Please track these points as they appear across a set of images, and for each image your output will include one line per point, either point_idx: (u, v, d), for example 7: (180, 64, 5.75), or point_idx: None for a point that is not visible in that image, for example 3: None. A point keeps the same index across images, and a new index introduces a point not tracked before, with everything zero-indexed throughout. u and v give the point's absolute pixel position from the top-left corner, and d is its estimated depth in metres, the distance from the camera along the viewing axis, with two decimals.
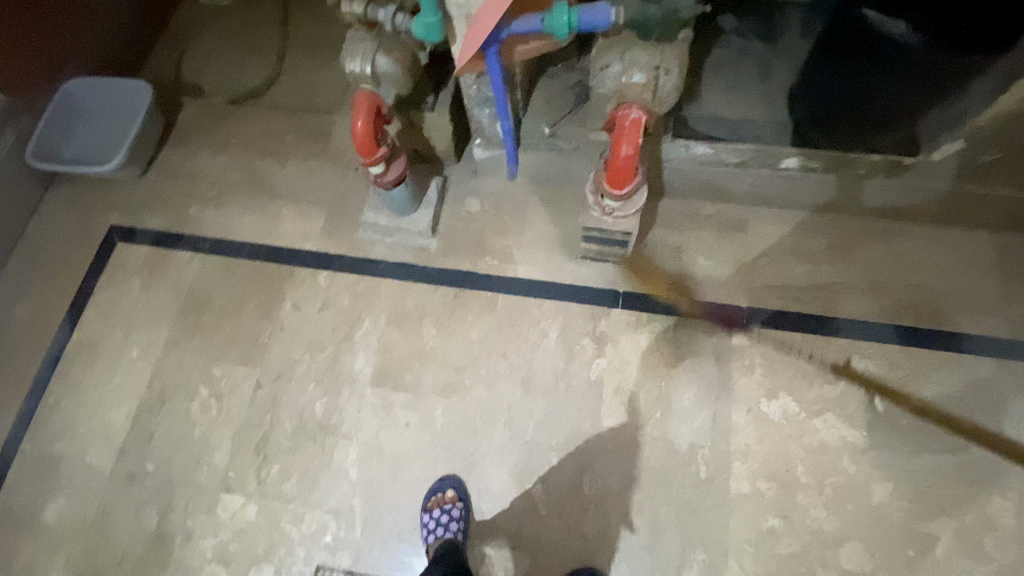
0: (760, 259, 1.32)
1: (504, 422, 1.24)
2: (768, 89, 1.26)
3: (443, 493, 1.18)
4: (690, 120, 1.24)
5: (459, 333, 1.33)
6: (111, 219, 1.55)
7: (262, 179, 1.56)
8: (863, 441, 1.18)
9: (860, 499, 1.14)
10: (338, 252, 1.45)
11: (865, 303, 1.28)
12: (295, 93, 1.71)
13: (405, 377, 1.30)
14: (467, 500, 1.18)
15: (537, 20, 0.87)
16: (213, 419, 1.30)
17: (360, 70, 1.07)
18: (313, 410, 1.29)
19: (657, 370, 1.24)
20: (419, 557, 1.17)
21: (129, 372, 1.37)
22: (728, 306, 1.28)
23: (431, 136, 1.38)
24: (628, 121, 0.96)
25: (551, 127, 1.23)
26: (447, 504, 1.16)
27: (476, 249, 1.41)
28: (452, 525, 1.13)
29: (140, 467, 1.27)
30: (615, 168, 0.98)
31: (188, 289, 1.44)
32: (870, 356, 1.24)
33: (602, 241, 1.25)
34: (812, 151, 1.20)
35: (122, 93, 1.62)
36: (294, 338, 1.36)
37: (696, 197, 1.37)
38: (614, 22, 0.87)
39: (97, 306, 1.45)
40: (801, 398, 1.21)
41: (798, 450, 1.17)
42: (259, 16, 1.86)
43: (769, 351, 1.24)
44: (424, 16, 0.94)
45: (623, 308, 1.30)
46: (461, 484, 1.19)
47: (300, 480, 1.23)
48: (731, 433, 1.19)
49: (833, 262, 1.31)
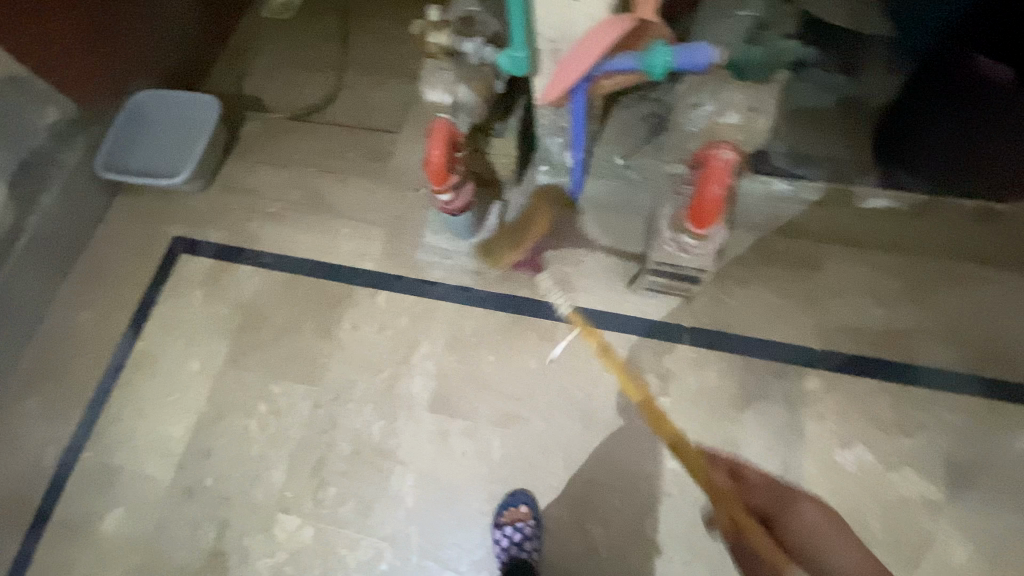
0: (832, 294, 1.27)
1: (564, 457, 1.21)
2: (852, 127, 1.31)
3: (515, 509, 1.17)
4: (772, 156, 1.30)
5: (516, 362, 1.31)
6: (174, 230, 1.58)
7: (321, 198, 1.56)
8: (940, 497, 1.13)
9: (938, 561, 1.09)
10: (396, 273, 1.44)
11: (942, 351, 1.21)
12: (355, 109, 1.72)
13: (462, 406, 1.29)
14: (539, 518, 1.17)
15: (632, 58, 0.85)
16: (271, 437, 1.30)
17: (442, 100, 1.07)
18: (370, 433, 1.28)
19: (724, 412, 1.20)
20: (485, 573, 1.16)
21: (190, 385, 1.38)
22: (798, 347, 1.24)
23: (495, 161, 1.35)
24: (717, 162, 0.91)
25: (624, 158, 1.22)
26: (520, 521, 1.15)
27: (536, 274, 1.38)
28: (527, 544, 1.12)
29: (197, 482, 1.28)
30: (700, 208, 0.94)
31: (248, 304, 1.45)
32: (950, 409, 1.18)
33: (672, 276, 1.20)
34: (898, 194, 1.28)
35: (188, 106, 1.64)
36: (352, 359, 1.36)
37: (767, 231, 1.32)
38: (714, 62, 0.83)
39: (158, 317, 1.47)
40: (876, 448, 1.16)
41: (872, 504, 1.13)
42: (319, 33, 1.89)
43: (843, 398, 1.19)
44: (514, 51, 0.92)
45: (688, 345, 1.26)
46: (534, 500, 1.18)
47: (356, 506, 1.22)
48: (802, 481, 1.14)
49: (909, 305, 1.24)
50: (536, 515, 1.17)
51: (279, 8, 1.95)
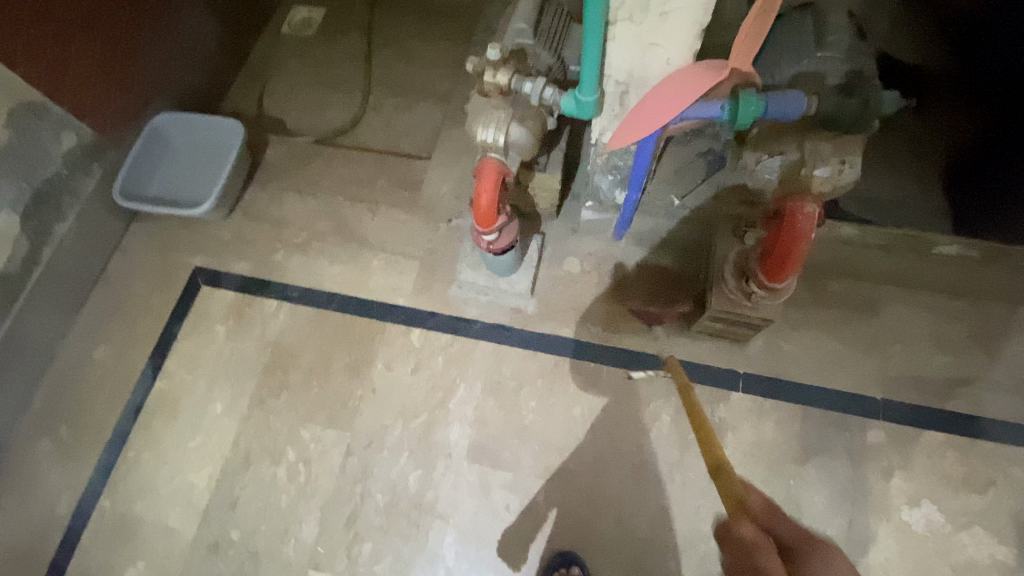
0: (893, 340, 1.21)
1: (615, 513, 1.15)
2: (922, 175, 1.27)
3: (567, 571, 1.10)
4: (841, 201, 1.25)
5: (561, 408, 1.25)
6: (194, 261, 1.51)
7: (350, 228, 1.50)
8: (1015, 561, 1.06)
9: None
10: (431, 310, 1.38)
11: (1010, 403, 1.16)
12: (382, 134, 1.66)
13: (504, 455, 1.22)
14: None
15: (717, 106, 0.79)
16: (301, 487, 1.23)
17: (492, 140, 0.99)
18: (406, 484, 1.21)
19: (784, 467, 1.14)
20: None
21: (214, 429, 1.31)
22: (859, 396, 1.18)
23: (535, 195, 1.31)
24: (801, 217, 0.85)
25: (681, 199, 1.16)
26: None
27: (579, 315, 1.32)
28: None
29: (223, 536, 1.21)
30: (781, 262, 0.88)
31: (274, 341, 1.38)
32: (1020, 464, 1.12)
33: (730, 323, 1.13)
34: (970, 241, 1.22)
35: (211, 130, 1.58)
36: (386, 403, 1.29)
37: (824, 272, 1.26)
38: (804, 111, 0.79)
39: (179, 355, 1.40)
40: (946, 507, 1.10)
41: (943, 568, 1.06)
42: (343, 51, 1.83)
43: (908, 452, 1.14)
44: (581, 94, 0.86)
45: (743, 393, 1.20)
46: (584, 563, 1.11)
47: (392, 564, 1.16)
48: (869, 543, 1.08)
49: (976, 353, 1.19)
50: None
51: (301, 25, 1.88)
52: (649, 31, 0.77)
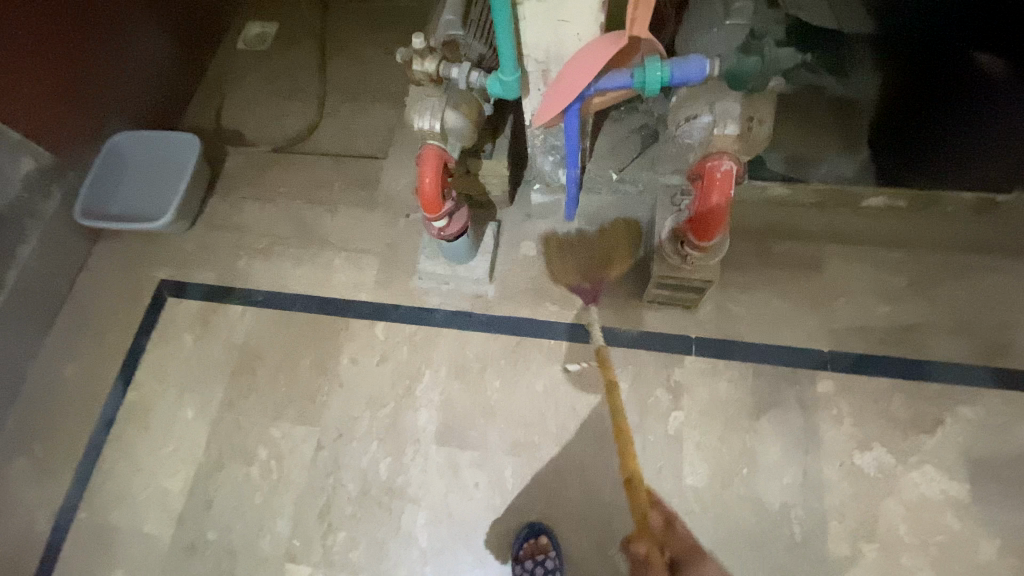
0: (836, 294, 1.26)
1: (581, 481, 1.18)
2: (849, 130, 1.24)
3: (536, 541, 1.13)
4: (767, 162, 1.25)
5: (524, 385, 1.28)
6: (160, 273, 1.53)
7: (311, 230, 1.53)
8: (965, 494, 1.11)
9: (967, 558, 1.07)
10: (393, 302, 1.41)
11: (952, 344, 1.20)
12: (339, 138, 1.70)
13: (471, 435, 1.25)
14: (559, 549, 1.12)
15: (625, 76, 0.84)
16: (274, 483, 1.25)
17: (429, 127, 1.04)
18: (377, 471, 1.24)
19: (739, 423, 1.18)
20: None
21: (186, 435, 1.33)
22: (806, 350, 1.22)
23: (486, 182, 1.35)
24: (718, 173, 0.91)
25: (618, 172, 1.20)
26: (541, 554, 1.11)
27: (538, 296, 1.36)
28: None
29: (200, 537, 1.23)
30: (704, 221, 0.93)
31: (242, 345, 1.41)
32: (964, 402, 1.16)
33: (676, 288, 1.17)
34: (897, 190, 1.22)
35: (168, 145, 1.60)
36: (354, 395, 1.32)
37: (769, 236, 1.30)
38: (708, 74, 0.83)
39: (149, 365, 1.42)
40: (896, 449, 1.13)
41: (898, 507, 1.10)
42: (297, 62, 1.87)
43: (857, 399, 1.18)
44: (502, 74, 0.90)
45: (696, 356, 1.24)
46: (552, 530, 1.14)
47: (368, 549, 1.18)
48: (824, 489, 1.12)
49: (916, 300, 1.24)
50: (556, 545, 1.13)
51: (255, 40, 1.92)
52: (556, 9, 0.82)
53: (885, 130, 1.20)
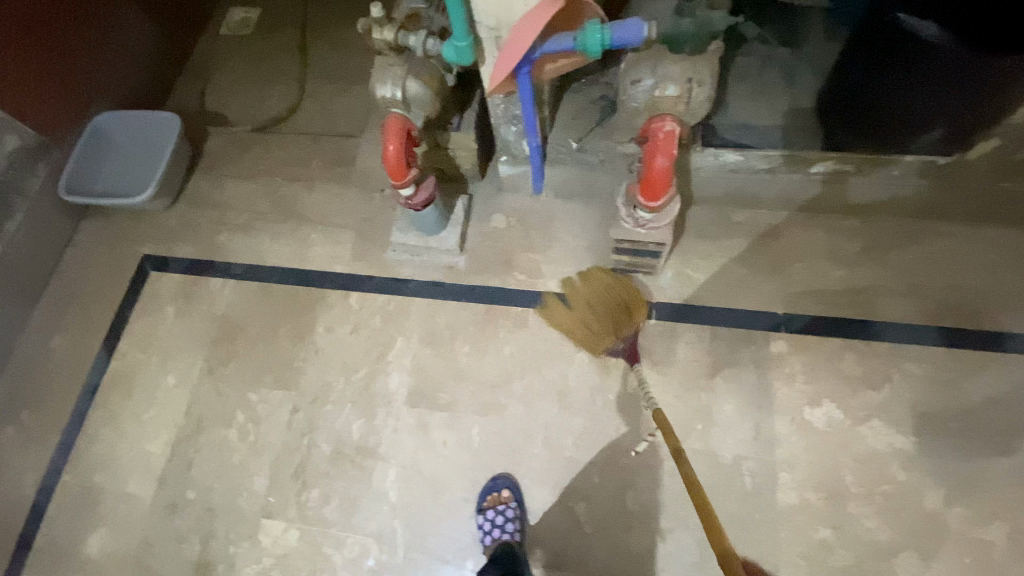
0: (792, 259, 1.30)
1: (544, 439, 1.23)
2: (797, 95, 1.26)
3: (497, 494, 1.18)
4: (718, 128, 1.24)
5: (492, 350, 1.32)
6: (143, 249, 1.58)
7: (289, 205, 1.57)
8: (912, 447, 1.15)
9: (913, 506, 1.11)
10: (368, 273, 1.45)
11: (903, 306, 1.24)
12: (319, 118, 1.74)
13: (440, 397, 1.29)
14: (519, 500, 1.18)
15: (569, 38, 0.89)
16: (251, 445, 1.30)
17: (391, 95, 1.09)
18: (350, 432, 1.28)
19: (696, 382, 1.22)
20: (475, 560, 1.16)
21: (167, 401, 1.38)
22: (762, 313, 1.27)
23: (456, 155, 1.40)
24: (661, 133, 0.95)
25: (578, 141, 1.26)
26: (501, 504, 1.16)
27: (507, 266, 1.40)
28: (509, 526, 1.13)
29: (180, 496, 1.28)
30: (651, 179, 0.97)
31: (222, 316, 1.45)
32: (912, 359, 1.20)
33: (633, 252, 1.22)
34: (841, 155, 1.23)
35: (149, 124, 1.65)
36: (328, 361, 1.36)
37: (729, 204, 1.34)
38: (646, 37, 0.87)
39: (132, 336, 1.47)
40: (844, 404, 1.18)
41: (846, 458, 1.14)
42: (279, 45, 1.91)
43: (809, 358, 1.22)
44: (456, 40, 0.95)
45: (657, 320, 1.29)
46: (514, 483, 1.19)
47: (340, 505, 1.23)
48: (776, 442, 1.17)
49: (869, 265, 1.28)
50: (518, 497, 1.18)
51: (238, 25, 1.96)
52: None
53: (832, 95, 1.17)
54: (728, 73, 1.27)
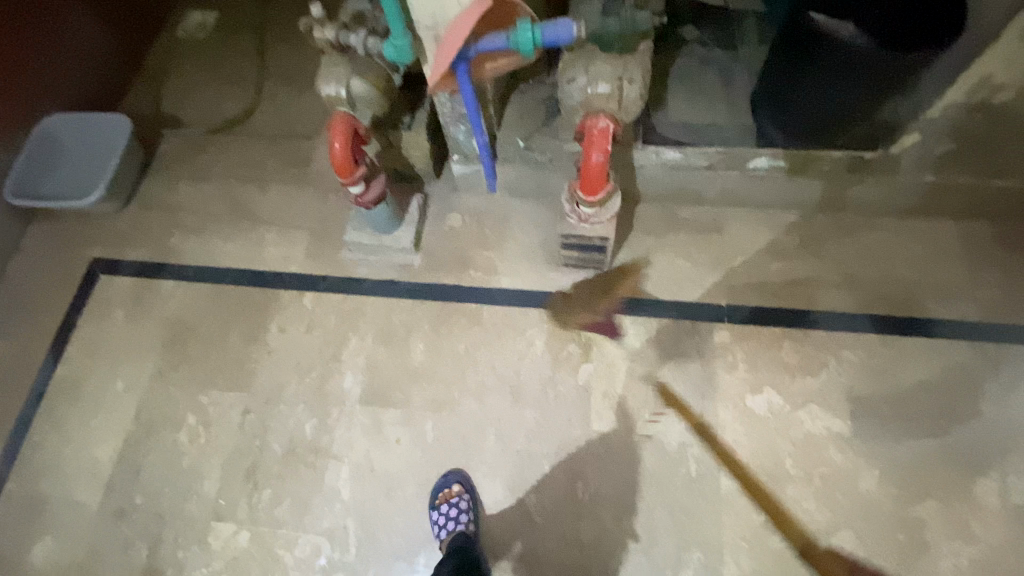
0: (735, 253, 1.35)
1: (496, 432, 1.24)
2: (732, 95, 1.30)
3: (450, 488, 1.18)
4: (658, 126, 1.27)
5: (446, 346, 1.33)
6: (93, 253, 1.55)
7: (243, 207, 1.57)
8: (847, 430, 1.19)
9: (848, 487, 1.15)
10: (322, 273, 1.45)
11: (839, 297, 1.30)
12: (275, 120, 1.74)
13: (393, 395, 1.30)
14: (471, 493, 1.18)
15: (502, 37, 0.92)
16: (202, 448, 1.29)
17: (335, 93, 1.11)
18: (302, 432, 1.28)
19: (643, 373, 1.26)
20: (426, 555, 1.17)
21: (116, 405, 1.36)
22: (707, 305, 1.31)
23: (409, 155, 1.41)
24: (596, 130, 0.98)
25: (525, 140, 1.29)
26: (454, 498, 1.16)
27: (461, 264, 1.41)
28: (462, 517, 1.13)
29: (129, 502, 1.26)
30: (587, 175, 1.01)
31: (173, 318, 1.44)
32: (847, 346, 1.26)
33: (581, 248, 1.25)
34: (780, 151, 1.24)
35: (100, 128, 1.63)
36: (281, 362, 1.35)
37: (673, 202, 1.40)
38: (576, 36, 0.91)
39: (80, 341, 1.44)
40: (783, 391, 1.23)
41: (785, 442, 1.19)
42: (236, 48, 1.89)
43: (750, 347, 1.27)
44: (394, 38, 0.98)
45: (607, 314, 1.32)
46: (466, 478, 1.20)
47: (292, 505, 1.22)
48: (719, 429, 1.20)
49: (806, 258, 1.33)
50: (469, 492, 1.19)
51: (195, 28, 1.94)
52: None
53: (766, 95, 1.22)
54: (666, 75, 1.31)
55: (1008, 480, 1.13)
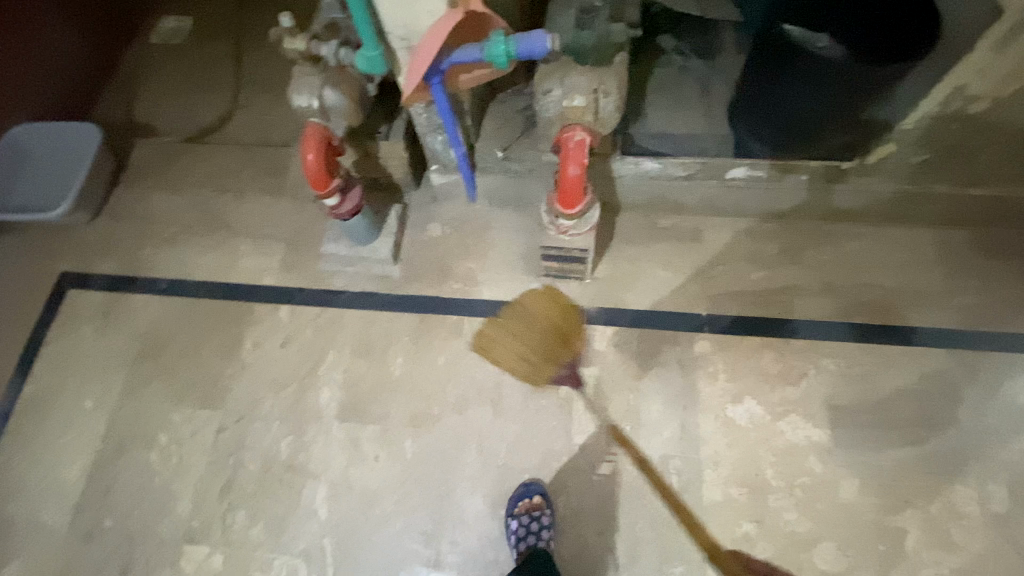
0: (716, 262, 1.34)
1: (477, 447, 1.22)
2: (709, 102, 1.31)
3: (530, 499, 1.15)
4: (636, 137, 1.27)
5: (426, 359, 1.31)
6: (61, 265, 1.50)
7: (217, 217, 1.53)
8: (828, 440, 1.19)
9: (829, 497, 1.15)
10: (298, 285, 1.42)
11: (819, 305, 1.30)
12: (252, 128, 1.70)
13: (372, 410, 1.27)
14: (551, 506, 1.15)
15: (476, 50, 0.90)
16: (175, 467, 1.26)
17: (307, 104, 1.08)
18: (278, 449, 1.25)
19: (625, 384, 1.25)
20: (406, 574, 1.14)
21: (85, 424, 1.32)
22: (688, 315, 1.30)
23: (387, 165, 1.39)
24: (572, 144, 0.97)
25: (504, 150, 1.27)
26: (535, 511, 1.13)
27: (442, 275, 1.39)
28: (543, 534, 1.10)
29: (98, 524, 1.22)
30: (566, 189, 1.01)
31: (145, 333, 1.40)
32: (827, 355, 1.26)
33: (562, 259, 1.24)
34: (754, 160, 1.24)
35: (68, 137, 1.58)
36: (256, 377, 1.32)
37: (655, 210, 1.39)
38: (551, 48, 0.89)
39: (47, 357, 1.39)
40: (764, 400, 1.22)
41: (766, 453, 1.18)
42: (211, 53, 1.85)
43: (731, 357, 1.26)
44: (367, 50, 0.96)
45: (588, 324, 1.31)
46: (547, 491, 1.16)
47: (267, 525, 1.19)
48: (701, 440, 1.20)
49: (786, 266, 1.33)
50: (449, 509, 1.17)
51: (170, 32, 1.89)
52: None
53: (742, 104, 1.22)
54: (645, 84, 1.31)
55: (985, 488, 1.14)
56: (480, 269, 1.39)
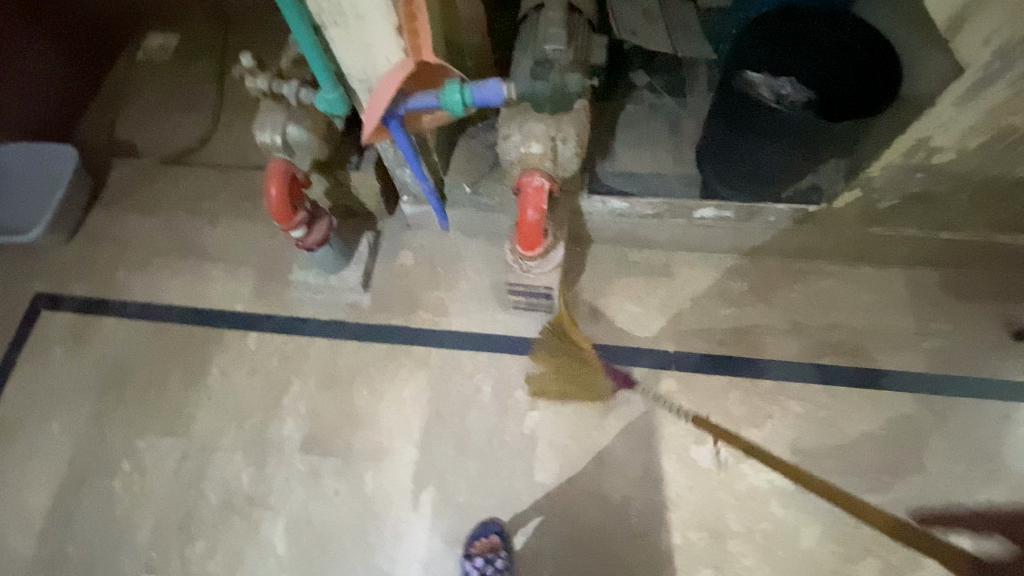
0: (685, 298, 1.34)
1: (438, 484, 1.22)
2: (680, 142, 1.31)
3: (487, 539, 1.14)
4: (603, 175, 1.27)
5: (390, 391, 1.31)
6: (35, 286, 1.51)
7: (191, 241, 1.53)
8: (790, 484, 1.18)
9: (789, 544, 1.14)
10: (268, 312, 1.42)
11: (787, 344, 1.29)
12: (231, 149, 1.70)
13: (335, 443, 1.27)
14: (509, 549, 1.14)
15: (432, 96, 0.91)
16: (136, 496, 1.25)
17: (271, 140, 1.09)
18: (239, 481, 1.25)
19: (589, 421, 1.24)
20: None
21: (51, 449, 1.31)
22: (655, 352, 1.30)
23: (359, 194, 1.39)
24: (531, 188, 0.97)
25: (472, 185, 1.27)
26: (492, 552, 1.12)
27: (411, 304, 1.39)
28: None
29: (58, 553, 1.22)
30: (524, 232, 1.00)
31: (114, 358, 1.40)
32: (793, 397, 1.25)
33: (527, 294, 1.23)
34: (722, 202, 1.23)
35: (44, 156, 1.58)
36: (221, 406, 1.32)
37: (626, 244, 1.39)
38: (506, 96, 0.90)
39: (17, 380, 1.40)
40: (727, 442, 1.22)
41: (727, 496, 1.17)
42: (195, 72, 1.85)
43: (696, 397, 1.26)
44: (325, 92, 0.97)
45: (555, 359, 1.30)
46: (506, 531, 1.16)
47: (224, 558, 1.19)
48: (662, 482, 1.19)
49: (754, 304, 1.33)
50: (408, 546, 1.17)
51: (155, 50, 1.89)
52: (356, 33, 0.86)
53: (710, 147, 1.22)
54: (614, 121, 1.32)
55: (946, 538, 1.13)
56: (449, 299, 1.39)
